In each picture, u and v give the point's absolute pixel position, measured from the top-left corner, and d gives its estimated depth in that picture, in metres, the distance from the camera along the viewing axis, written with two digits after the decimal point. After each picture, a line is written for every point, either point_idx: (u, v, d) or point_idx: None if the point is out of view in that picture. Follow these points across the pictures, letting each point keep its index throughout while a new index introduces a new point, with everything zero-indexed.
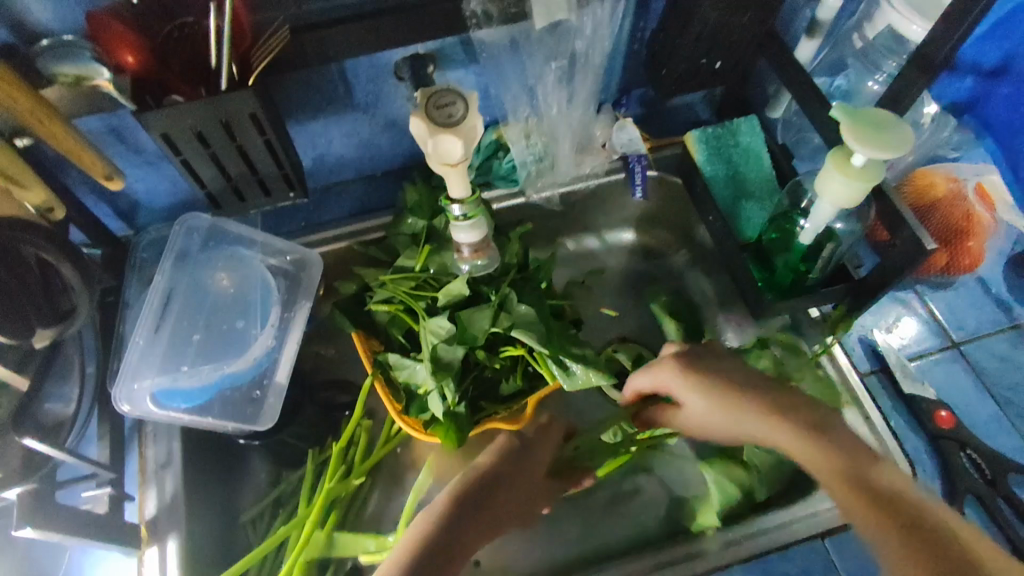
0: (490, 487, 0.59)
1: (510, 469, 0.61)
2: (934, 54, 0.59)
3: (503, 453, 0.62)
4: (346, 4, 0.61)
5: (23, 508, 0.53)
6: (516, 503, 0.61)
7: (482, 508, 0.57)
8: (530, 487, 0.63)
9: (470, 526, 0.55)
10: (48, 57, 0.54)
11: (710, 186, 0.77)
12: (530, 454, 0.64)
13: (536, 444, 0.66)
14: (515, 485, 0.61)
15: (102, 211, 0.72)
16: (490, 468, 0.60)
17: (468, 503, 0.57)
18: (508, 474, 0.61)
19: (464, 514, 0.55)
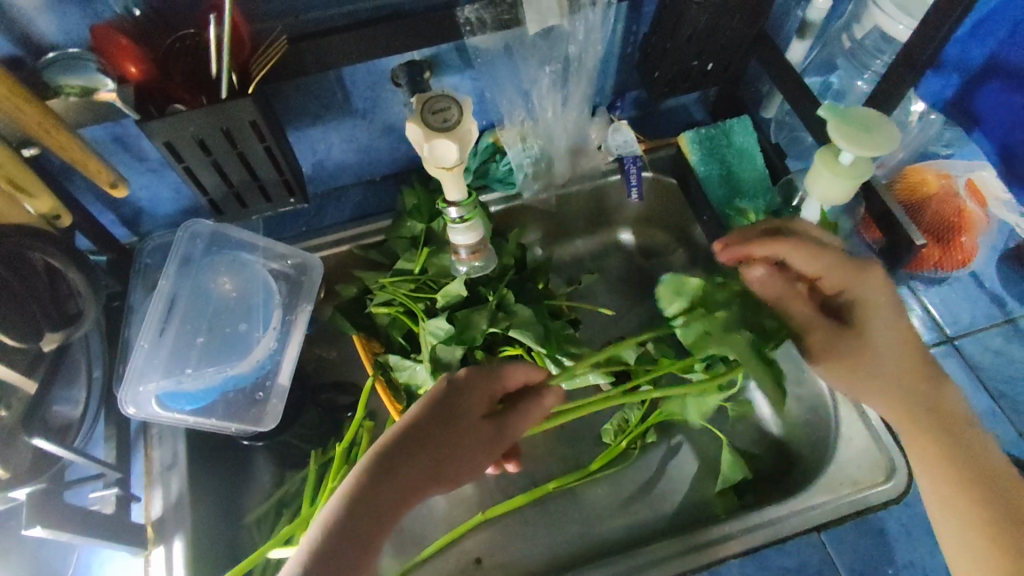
0: (405, 449, 0.54)
1: (434, 423, 0.55)
2: (920, 53, 0.60)
3: (426, 405, 0.56)
4: (342, 12, 0.63)
5: (32, 509, 0.54)
6: (448, 456, 0.55)
7: (395, 472, 0.53)
8: (461, 440, 0.56)
9: (382, 495, 0.52)
10: (54, 69, 0.55)
11: (705, 186, 0.79)
12: (456, 400, 0.57)
13: (463, 390, 0.57)
14: (441, 442, 0.55)
15: (107, 218, 0.73)
16: (409, 426, 0.55)
17: (381, 471, 0.53)
18: (431, 429, 0.55)
19: (373, 483, 0.52)
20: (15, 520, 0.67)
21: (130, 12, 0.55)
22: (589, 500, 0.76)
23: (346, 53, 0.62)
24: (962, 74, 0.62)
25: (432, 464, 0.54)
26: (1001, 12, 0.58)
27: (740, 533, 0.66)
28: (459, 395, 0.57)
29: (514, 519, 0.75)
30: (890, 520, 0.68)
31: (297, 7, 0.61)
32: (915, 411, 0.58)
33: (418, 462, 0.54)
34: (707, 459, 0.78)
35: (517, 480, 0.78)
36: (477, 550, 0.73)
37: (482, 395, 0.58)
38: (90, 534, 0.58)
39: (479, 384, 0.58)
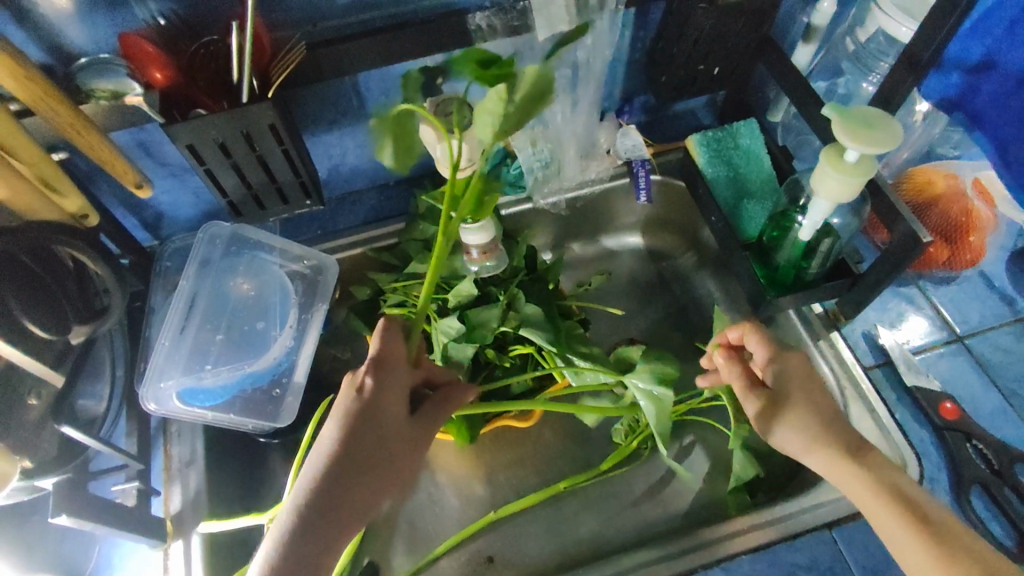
0: (341, 473, 0.51)
1: (361, 440, 0.52)
2: (922, 53, 0.61)
3: (344, 425, 0.52)
4: (358, 20, 0.65)
5: (58, 497, 0.55)
6: (385, 465, 0.53)
7: (336, 497, 0.51)
8: (395, 437, 0.54)
9: (328, 523, 0.50)
10: (87, 74, 0.58)
11: (712, 187, 0.80)
12: (376, 411, 0.53)
13: (380, 391, 0.54)
14: (377, 446, 0.53)
15: (129, 222, 0.76)
16: (341, 442, 0.52)
17: (322, 501, 0.50)
18: (360, 439, 0.52)
19: (319, 505, 0.50)
20: (39, 515, 0.68)
21: (157, 21, 0.58)
22: (599, 499, 0.77)
23: (360, 60, 0.65)
24: (961, 72, 0.63)
25: (373, 476, 0.52)
26: (999, 10, 0.59)
27: (749, 529, 0.66)
28: (376, 401, 0.53)
29: (525, 517, 0.75)
30: None
31: (314, 16, 0.63)
32: (841, 449, 0.57)
33: (357, 481, 0.51)
34: (718, 459, 0.78)
35: (528, 480, 0.79)
36: (489, 549, 0.74)
37: (398, 389, 0.55)
38: (111, 525, 0.59)
39: (390, 376, 0.55)
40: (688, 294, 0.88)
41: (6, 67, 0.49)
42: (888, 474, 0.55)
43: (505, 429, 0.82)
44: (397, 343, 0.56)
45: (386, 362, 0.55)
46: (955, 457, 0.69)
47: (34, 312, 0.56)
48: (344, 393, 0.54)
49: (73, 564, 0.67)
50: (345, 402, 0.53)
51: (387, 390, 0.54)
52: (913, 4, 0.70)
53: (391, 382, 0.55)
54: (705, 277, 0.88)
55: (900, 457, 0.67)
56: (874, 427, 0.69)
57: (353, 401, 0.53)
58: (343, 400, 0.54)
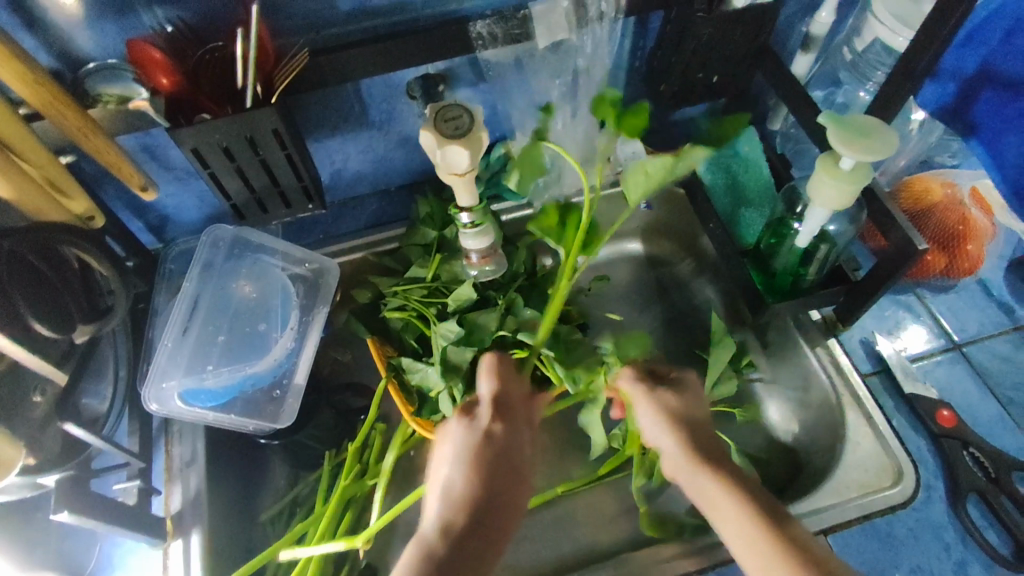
0: (478, 505, 0.55)
1: (490, 474, 0.57)
2: (918, 61, 0.62)
3: (476, 453, 0.58)
4: (359, 29, 0.66)
5: (59, 493, 0.56)
6: (512, 493, 0.57)
7: (478, 522, 0.54)
8: (521, 470, 0.59)
9: (471, 545, 0.52)
10: (95, 78, 0.60)
11: (710, 194, 0.81)
12: (503, 446, 0.59)
13: (505, 430, 0.61)
14: (511, 475, 0.58)
15: (134, 225, 0.77)
16: (476, 468, 0.57)
17: (463, 528, 0.53)
18: (496, 467, 0.57)
19: (464, 528, 0.53)
20: (41, 513, 0.69)
21: (164, 28, 0.59)
22: (598, 504, 0.77)
23: (363, 66, 0.66)
24: (958, 82, 0.64)
25: (505, 502, 0.56)
26: (993, 20, 0.60)
27: None
28: (501, 438, 0.60)
29: (523, 521, 0.76)
30: (897, 525, 0.67)
31: (318, 24, 0.64)
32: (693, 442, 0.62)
33: (498, 505, 0.56)
34: None
35: (524, 484, 0.79)
36: (486, 553, 0.74)
37: (517, 433, 0.62)
38: (111, 523, 0.60)
39: (506, 420, 0.62)
40: (686, 301, 0.89)
41: (15, 71, 0.50)
42: (792, 530, 0.54)
43: None
44: (512, 386, 0.66)
45: (501, 406, 0.63)
46: (951, 465, 0.69)
47: (41, 309, 0.57)
48: (469, 432, 0.60)
49: (74, 561, 0.68)
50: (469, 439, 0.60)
51: (509, 431, 0.61)
52: (908, 13, 0.71)
53: (509, 425, 0.62)
54: (704, 284, 0.89)
55: (896, 463, 0.67)
56: (870, 433, 0.69)
57: (478, 435, 0.59)
58: (462, 437, 0.59)
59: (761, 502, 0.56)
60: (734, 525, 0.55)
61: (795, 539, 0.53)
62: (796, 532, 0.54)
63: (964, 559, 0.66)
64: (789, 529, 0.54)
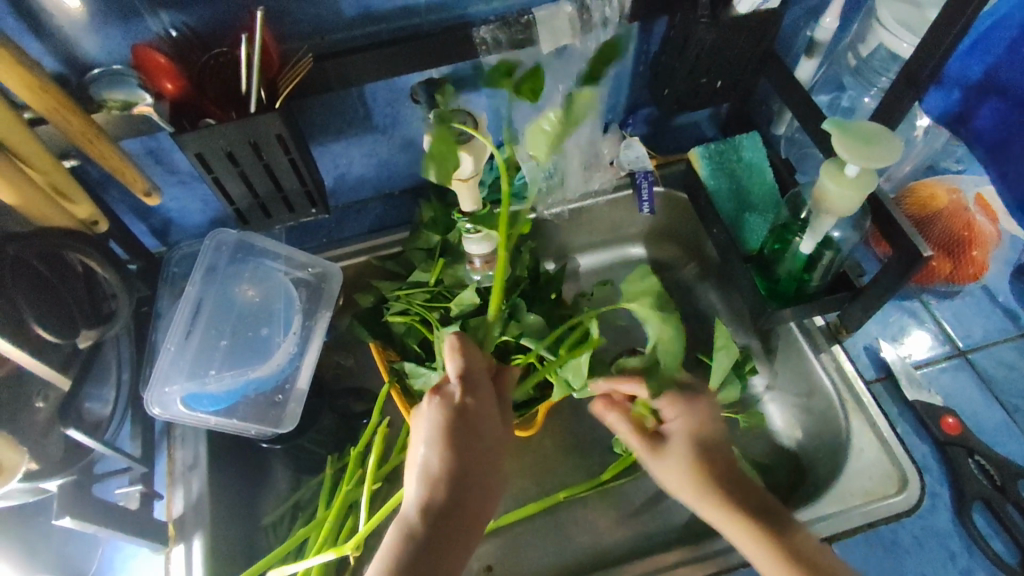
0: (454, 486, 0.53)
1: (464, 454, 0.54)
2: (923, 68, 0.62)
3: (449, 433, 0.55)
4: (364, 34, 0.66)
5: (62, 499, 0.56)
6: (490, 466, 0.55)
7: (456, 504, 0.53)
8: (496, 442, 0.57)
9: (450, 527, 0.52)
10: (100, 83, 0.59)
11: (713, 199, 0.80)
12: (476, 424, 0.56)
13: (478, 404, 0.57)
14: (484, 451, 0.55)
15: (138, 229, 0.77)
16: (451, 448, 0.54)
17: (445, 507, 0.53)
18: (470, 444, 0.55)
19: (442, 513, 0.53)
20: (43, 517, 0.69)
21: (168, 33, 0.59)
22: (599, 510, 0.76)
23: (367, 71, 0.66)
24: (963, 89, 0.64)
25: (483, 478, 0.55)
26: (999, 28, 0.59)
27: None
28: (473, 414, 0.56)
29: (525, 527, 0.76)
30: (902, 533, 0.67)
31: (323, 29, 0.64)
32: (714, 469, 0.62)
33: (473, 484, 0.54)
34: None
35: (527, 489, 0.79)
36: (489, 558, 0.74)
37: (489, 403, 0.58)
38: (113, 528, 0.60)
39: (481, 390, 0.58)
40: (689, 306, 0.89)
41: (20, 77, 0.50)
42: (800, 540, 0.58)
43: None
44: (477, 357, 0.59)
45: (472, 378, 0.58)
46: (956, 473, 0.69)
47: (45, 314, 0.57)
48: (439, 411, 0.56)
49: (76, 565, 0.68)
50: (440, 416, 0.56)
51: (484, 401, 0.57)
52: (913, 18, 0.70)
53: (483, 397, 0.58)
54: (707, 289, 0.89)
55: (901, 471, 0.67)
56: (874, 439, 0.69)
57: (452, 413, 0.56)
58: (435, 416, 0.56)
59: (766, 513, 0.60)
60: (745, 540, 0.58)
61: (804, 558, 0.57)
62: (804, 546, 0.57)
63: (969, 568, 0.66)
64: (791, 535, 0.58)
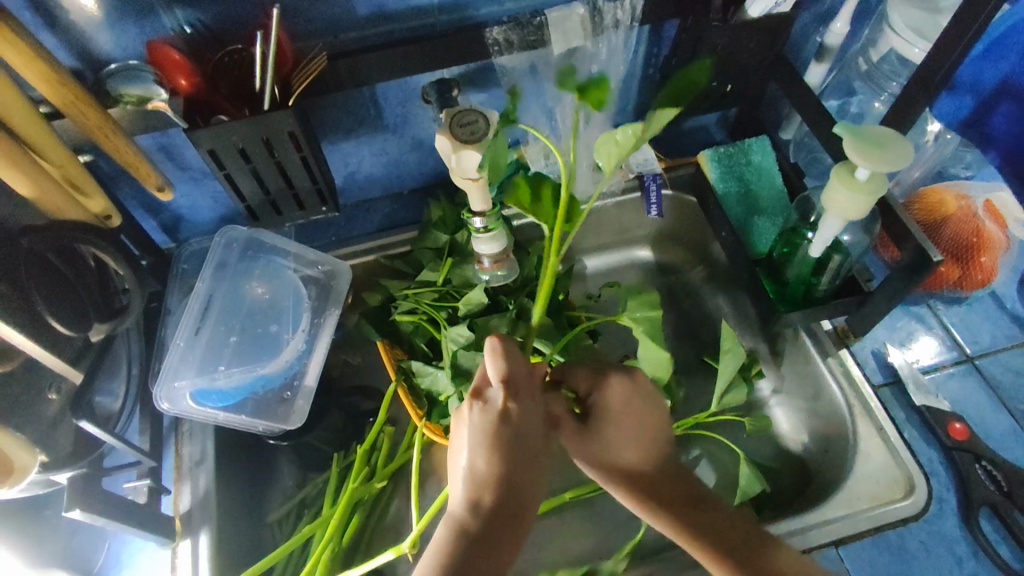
0: (503, 489, 0.50)
1: (512, 458, 0.51)
2: (934, 73, 0.62)
3: (495, 440, 0.50)
4: (377, 33, 0.67)
5: (72, 491, 0.57)
6: (533, 470, 0.52)
7: (503, 509, 0.50)
8: (539, 447, 0.53)
9: (498, 534, 0.49)
10: (117, 79, 0.59)
11: (723, 203, 0.81)
12: (522, 430, 0.51)
13: (523, 406, 0.52)
14: (529, 453, 0.52)
15: (149, 224, 0.77)
16: (496, 453, 0.50)
17: (494, 509, 0.50)
18: (517, 447, 0.51)
19: (490, 517, 0.49)
20: (50, 510, 0.69)
21: (182, 29, 0.60)
22: (603, 512, 0.76)
23: (380, 71, 0.66)
24: (975, 96, 0.64)
25: (528, 482, 0.51)
26: (1013, 34, 0.60)
27: None
28: (519, 418, 0.52)
29: (529, 528, 0.76)
30: (909, 538, 0.67)
31: (335, 27, 0.65)
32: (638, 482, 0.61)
33: (520, 489, 0.51)
34: (724, 475, 0.78)
35: None
36: None
37: (533, 406, 0.53)
38: (121, 521, 0.60)
39: (525, 391, 0.53)
40: (696, 309, 0.89)
41: (40, 72, 0.50)
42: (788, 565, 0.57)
43: None
44: (520, 359, 0.53)
45: (516, 383, 0.52)
46: (963, 478, 0.69)
47: (62, 308, 0.58)
48: (483, 415, 0.51)
49: (82, 558, 0.68)
50: (484, 421, 0.51)
51: (528, 402, 0.53)
52: (925, 23, 0.70)
53: (528, 400, 0.53)
54: (714, 292, 0.89)
55: (909, 477, 0.67)
56: (881, 443, 0.69)
57: (496, 420, 0.51)
58: (479, 420, 0.51)
59: (736, 535, 0.59)
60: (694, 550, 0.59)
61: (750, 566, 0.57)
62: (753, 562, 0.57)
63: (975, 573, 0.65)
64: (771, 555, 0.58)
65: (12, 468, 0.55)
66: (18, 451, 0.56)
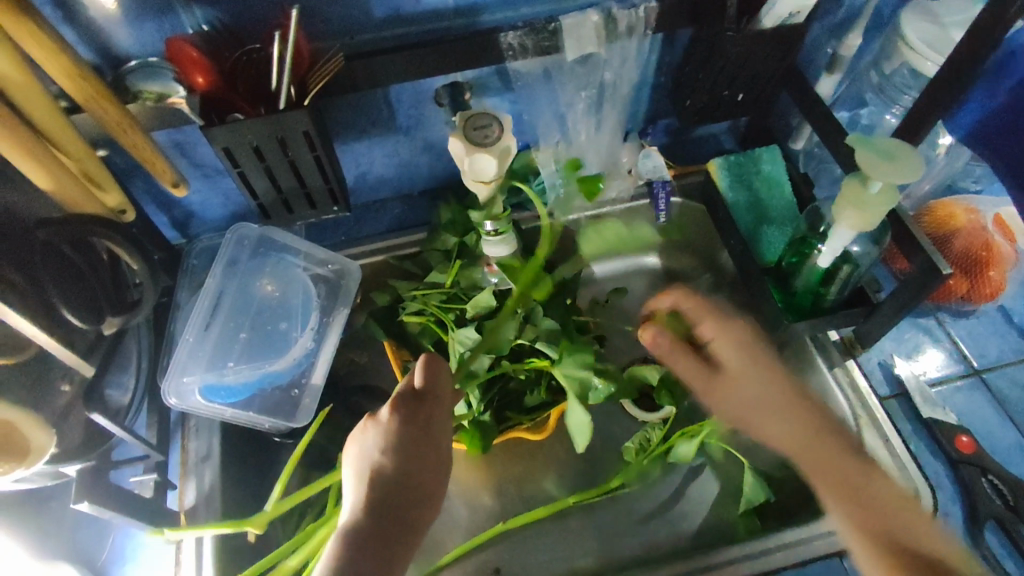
0: (400, 489, 0.58)
1: (412, 461, 0.59)
2: (950, 85, 0.62)
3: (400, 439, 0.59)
4: (393, 35, 0.67)
5: (80, 485, 0.56)
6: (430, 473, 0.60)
7: (397, 506, 0.57)
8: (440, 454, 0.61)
9: (390, 528, 0.56)
10: (138, 75, 0.61)
11: (732, 211, 0.81)
12: (426, 432, 0.61)
13: (430, 416, 0.61)
14: (428, 458, 0.60)
15: (160, 220, 0.78)
16: (396, 451, 0.59)
17: (389, 504, 0.57)
18: (419, 449, 0.60)
19: (384, 512, 0.57)
20: (56, 502, 0.70)
21: (200, 28, 0.60)
22: (605, 516, 0.77)
23: (395, 73, 0.66)
24: (986, 109, 0.64)
25: (423, 483, 0.59)
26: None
27: (760, 553, 0.66)
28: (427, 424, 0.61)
29: (532, 530, 0.76)
30: None
31: (351, 29, 0.65)
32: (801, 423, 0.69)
33: (414, 487, 0.59)
34: (727, 483, 0.78)
35: (537, 492, 0.79)
36: (496, 560, 0.74)
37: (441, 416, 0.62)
38: (128, 515, 0.60)
39: (437, 402, 0.62)
40: None
41: (62, 66, 0.51)
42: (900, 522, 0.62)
43: (517, 443, 0.82)
44: (439, 373, 0.63)
45: (430, 392, 0.62)
46: (969, 492, 0.69)
47: (75, 299, 0.58)
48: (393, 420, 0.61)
49: (88, 552, 0.68)
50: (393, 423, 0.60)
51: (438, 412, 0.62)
52: (937, 36, 0.70)
53: (437, 410, 0.62)
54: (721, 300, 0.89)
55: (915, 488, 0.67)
56: (887, 455, 0.69)
57: (404, 423, 0.60)
58: (390, 422, 0.60)
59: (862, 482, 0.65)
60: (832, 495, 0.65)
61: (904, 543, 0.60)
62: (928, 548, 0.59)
63: None
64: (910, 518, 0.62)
65: (29, 449, 0.55)
66: (33, 430, 0.55)
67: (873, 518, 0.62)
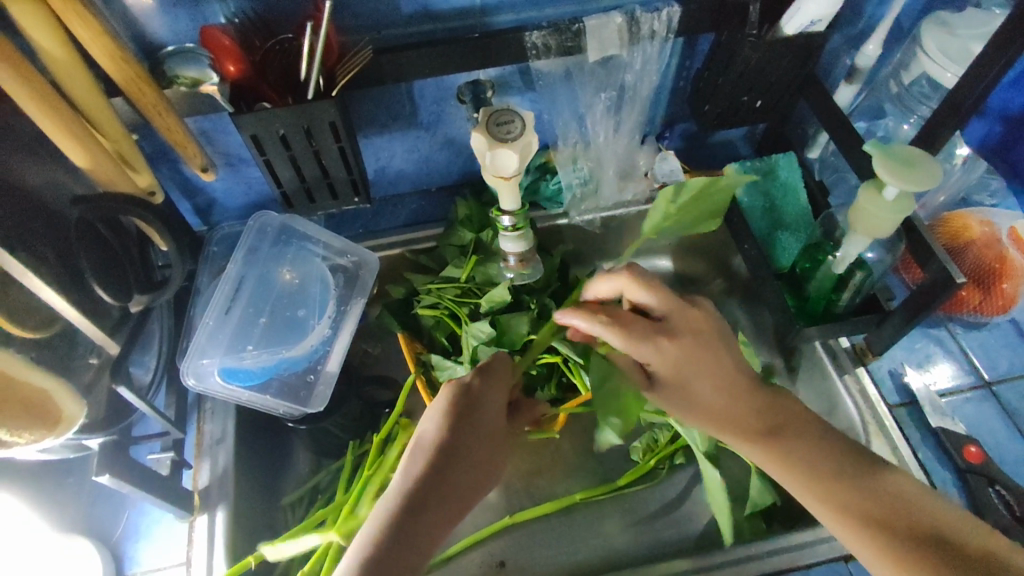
0: (448, 463, 0.54)
1: (464, 433, 0.56)
2: (967, 97, 0.63)
3: (445, 416, 0.56)
4: (418, 31, 0.68)
5: (103, 458, 0.58)
6: (486, 453, 0.56)
7: (441, 487, 0.54)
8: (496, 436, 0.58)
9: (435, 509, 0.53)
10: (176, 60, 0.62)
11: (745, 216, 0.82)
12: (480, 406, 0.57)
13: (487, 394, 0.59)
14: (482, 437, 0.56)
15: (183, 206, 0.79)
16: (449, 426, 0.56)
17: (434, 480, 0.54)
18: (472, 428, 0.56)
19: (426, 489, 0.53)
20: (72, 478, 0.72)
21: (232, 19, 0.62)
22: (613, 514, 0.77)
23: (419, 68, 0.67)
24: None
25: (473, 464, 0.55)
26: None
27: (764, 554, 0.66)
28: (479, 401, 0.58)
29: (538, 526, 0.76)
30: None
31: (379, 24, 0.67)
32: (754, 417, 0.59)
33: (463, 467, 0.55)
34: (733, 487, 0.79)
35: (545, 487, 0.80)
36: (501, 553, 0.74)
37: (495, 399, 0.59)
38: (145, 490, 0.62)
39: (490, 386, 0.59)
40: None
41: (106, 49, 0.53)
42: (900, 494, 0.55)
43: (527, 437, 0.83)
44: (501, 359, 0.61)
45: (486, 369, 0.60)
46: (976, 500, 0.68)
47: (112, 276, 0.62)
48: (449, 392, 0.58)
49: (102, 527, 0.70)
50: (448, 397, 0.58)
51: (493, 391, 0.59)
52: (958, 48, 0.71)
53: (493, 385, 0.59)
54: (732, 305, 0.90)
55: None
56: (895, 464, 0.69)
57: (459, 397, 0.57)
58: (445, 397, 0.58)
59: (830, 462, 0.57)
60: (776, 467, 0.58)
61: (923, 528, 0.52)
62: (927, 509, 0.53)
63: None
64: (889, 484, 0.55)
65: (61, 417, 0.56)
66: (67, 400, 0.57)
67: (860, 494, 0.55)
